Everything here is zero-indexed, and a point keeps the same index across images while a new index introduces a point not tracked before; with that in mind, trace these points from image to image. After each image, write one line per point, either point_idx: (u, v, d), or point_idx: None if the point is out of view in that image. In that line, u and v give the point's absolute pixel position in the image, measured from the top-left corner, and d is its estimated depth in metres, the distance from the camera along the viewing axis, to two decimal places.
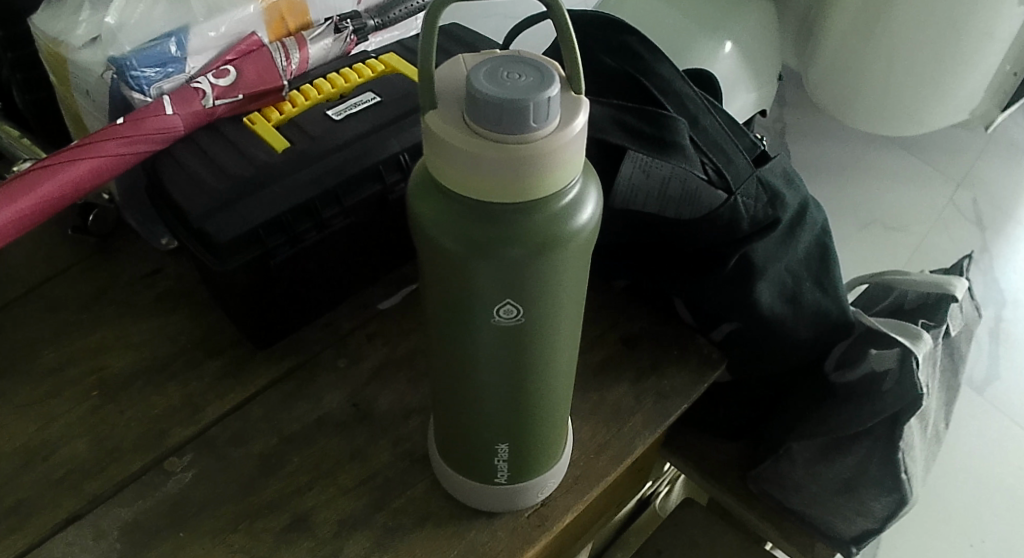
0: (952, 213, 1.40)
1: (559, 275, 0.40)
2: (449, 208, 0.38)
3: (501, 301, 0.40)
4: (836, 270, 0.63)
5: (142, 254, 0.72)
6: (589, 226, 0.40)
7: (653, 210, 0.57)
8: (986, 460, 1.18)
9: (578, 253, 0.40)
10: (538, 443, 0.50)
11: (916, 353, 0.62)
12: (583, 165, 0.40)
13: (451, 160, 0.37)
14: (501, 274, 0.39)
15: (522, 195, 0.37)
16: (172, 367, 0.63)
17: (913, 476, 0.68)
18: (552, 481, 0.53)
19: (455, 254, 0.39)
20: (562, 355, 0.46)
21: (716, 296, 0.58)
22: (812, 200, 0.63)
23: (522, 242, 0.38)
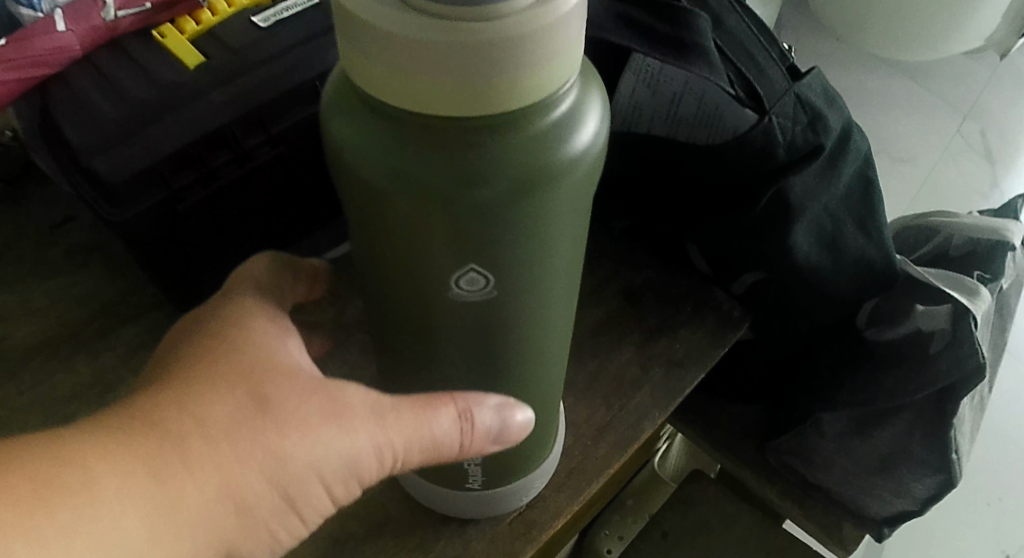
0: (959, 145, 1.29)
1: (548, 225, 0.29)
2: (378, 133, 0.26)
3: (464, 265, 0.29)
4: (883, 210, 0.51)
5: (51, 199, 0.59)
6: (591, 153, 0.28)
7: (661, 133, 0.47)
8: (1004, 411, 1.08)
9: (576, 193, 0.29)
10: (520, 443, 0.39)
11: (974, 312, 0.52)
12: (579, 61, 0.28)
13: (379, 55, 0.25)
14: (466, 225, 0.27)
15: (487, 110, 0.25)
16: (82, 336, 0.52)
17: (960, 456, 0.58)
18: (543, 481, 0.43)
19: (394, 201, 0.27)
20: (553, 326, 0.35)
21: (743, 241, 0.47)
22: (854, 123, 0.51)
23: (492, 183, 0.26)
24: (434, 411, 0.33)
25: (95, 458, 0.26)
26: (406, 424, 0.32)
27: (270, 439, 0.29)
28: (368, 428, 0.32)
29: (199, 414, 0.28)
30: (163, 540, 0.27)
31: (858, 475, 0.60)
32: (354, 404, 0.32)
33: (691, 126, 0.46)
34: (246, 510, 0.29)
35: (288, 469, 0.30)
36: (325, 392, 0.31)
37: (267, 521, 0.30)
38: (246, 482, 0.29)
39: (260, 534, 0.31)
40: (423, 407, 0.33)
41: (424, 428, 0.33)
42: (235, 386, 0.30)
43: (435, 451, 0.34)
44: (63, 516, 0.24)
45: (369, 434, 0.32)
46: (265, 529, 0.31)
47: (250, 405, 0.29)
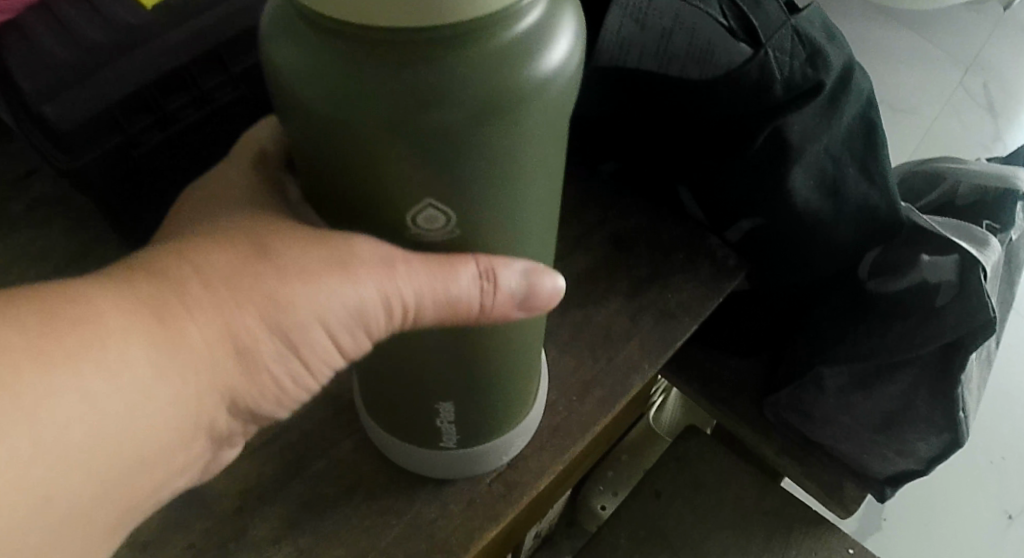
0: (961, 97, 1.24)
1: (516, 155, 0.26)
2: (318, 49, 0.23)
3: (421, 200, 0.26)
4: (886, 155, 0.48)
5: (11, 151, 0.56)
6: (565, 72, 0.25)
7: (652, 69, 0.44)
8: (1007, 370, 1.06)
9: (547, 118, 0.25)
10: (499, 398, 0.36)
11: (984, 264, 0.49)
12: None
13: None
14: (422, 154, 0.24)
15: (444, 21, 0.22)
16: None
17: (967, 414, 0.56)
18: (522, 439, 0.41)
19: (340, 125, 0.24)
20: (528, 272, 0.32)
21: (737, 185, 0.44)
22: (856, 61, 0.48)
23: (450, 105, 0.23)
24: (453, 267, 0.28)
25: (98, 294, 0.24)
26: (423, 275, 0.27)
27: (268, 290, 0.26)
28: (377, 278, 0.27)
29: (198, 262, 0.26)
30: (164, 388, 0.25)
31: (858, 432, 0.58)
32: (363, 253, 0.27)
33: (683, 62, 0.43)
34: (250, 359, 0.27)
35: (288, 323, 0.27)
36: (329, 244, 0.27)
37: (273, 370, 0.28)
38: (247, 330, 0.26)
39: (269, 383, 0.29)
40: (442, 262, 0.28)
41: (441, 288, 0.28)
42: (234, 239, 0.26)
43: (454, 316, 0.29)
44: (72, 343, 0.23)
45: (377, 288, 0.27)
46: (274, 379, 0.29)
47: (248, 254, 0.26)
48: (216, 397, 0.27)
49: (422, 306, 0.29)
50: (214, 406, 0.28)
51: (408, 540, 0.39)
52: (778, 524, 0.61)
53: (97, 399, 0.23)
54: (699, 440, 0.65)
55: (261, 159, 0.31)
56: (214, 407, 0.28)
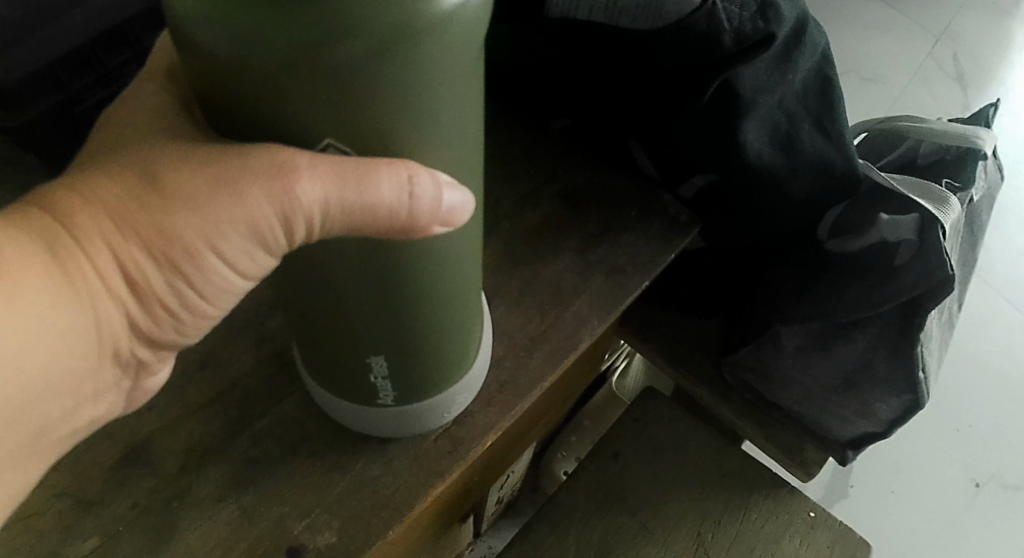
0: (931, 69, 1.23)
1: (427, 90, 0.24)
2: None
3: (322, 142, 0.24)
4: (841, 110, 0.48)
5: None
6: (472, 3, 0.22)
7: (602, 23, 0.42)
8: (976, 338, 1.07)
9: (461, 47, 0.23)
10: (440, 347, 0.35)
11: (943, 221, 0.49)
12: None
13: None
14: (317, 94, 0.22)
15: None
16: None
17: (929, 375, 0.56)
18: (466, 396, 0.40)
19: (228, 64, 0.22)
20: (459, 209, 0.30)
21: (689, 137, 0.44)
22: (811, 16, 0.48)
23: (349, 35, 0.20)
24: (365, 175, 0.24)
25: None
26: (328, 183, 0.24)
27: (158, 217, 0.24)
28: (272, 190, 0.23)
29: (84, 189, 0.24)
30: (63, 317, 0.24)
31: (819, 394, 0.58)
32: (254, 162, 0.23)
33: (634, 16, 0.41)
34: (156, 292, 0.26)
35: (185, 251, 0.24)
36: (218, 160, 0.24)
37: (182, 305, 0.27)
38: (145, 265, 0.25)
39: (183, 316, 0.27)
40: (349, 169, 0.24)
41: (354, 198, 0.24)
42: (123, 163, 0.24)
43: (371, 232, 0.26)
44: None
45: (276, 205, 0.24)
46: (186, 313, 0.27)
47: (136, 178, 0.24)
48: (120, 328, 0.26)
49: (335, 221, 0.25)
50: (116, 336, 0.26)
51: (353, 494, 0.39)
52: (735, 484, 0.62)
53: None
54: (657, 400, 0.66)
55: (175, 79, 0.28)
56: (118, 338, 0.27)
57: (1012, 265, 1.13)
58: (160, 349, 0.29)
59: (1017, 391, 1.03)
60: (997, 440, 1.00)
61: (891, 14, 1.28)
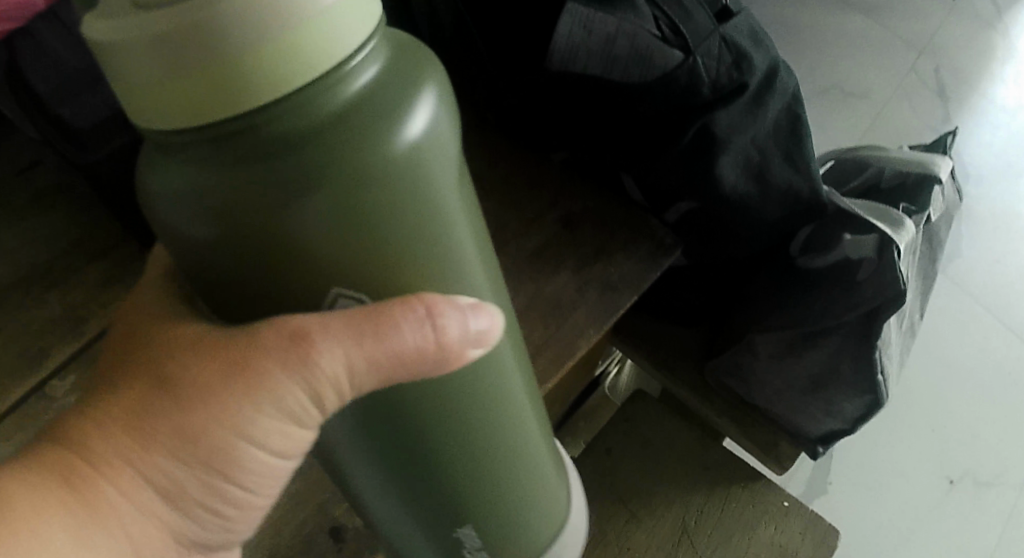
0: (912, 82, 1.29)
1: (403, 233, 0.28)
2: (180, 165, 0.26)
3: (329, 293, 0.28)
4: (810, 141, 0.54)
5: (19, 144, 0.61)
6: (421, 140, 0.27)
7: (597, 73, 0.48)
8: (950, 342, 1.13)
9: (428, 168, 0.27)
10: (517, 492, 0.39)
11: (897, 241, 0.54)
12: (370, 44, 0.26)
13: (127, 79, 0.24)
14: (305, 245, 0.27)
15: (271, 93, 0.24)
16: (51, 275, 0.55)
17: (889, 377, 0.63)
18: (546, 535, 0.43)
19: (221, 243, 0.27)
20: (494, 376, 0.34)
21: (672, 171, 0.51)
22: (781, 62, 0.54)
23: (305, 187, 0.25)
24: (383, 326, 0.28)
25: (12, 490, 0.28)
26: (343, 337, 0.28)
27: (172, 422, 0.28)
28: (286, 362, 0.28)
29: (88, 425, 0.29)
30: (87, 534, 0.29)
31: (791, 395, 0.65)
32: (265, 341, 0.27)
33: (624, 65, 0.47)
34: (200, 484, 0.31)
35: (213, 445, 0.29)
36: (233, 345, 0.28)
37: (222, 493, 0.32)
38: (167, 467, 0.29)
39: (221, 503, 0.32)
40: (360, 327, 0.28)
41: (371, 346, 0.28)
42: (131, 378, 0.29)
43: (401, 378, 0.30)
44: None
45: (298, 374, 0.28)
46: (228, 501, 0.33)
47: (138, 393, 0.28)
48: (168, 522, 0.32)
49: (365, 374, 0.29)
50: (170, 527, 0.32)
51: None
52: (718, 478, 0.68)
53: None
54: (646, 402, 0.73)
55: (166, 277, 0.33)
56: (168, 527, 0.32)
57: (984, 266, 1.19)
58: (213, 532, 0.35)
59: (988, 393, 1.10)
60: (969, 438, 1.07)
61: (876, 27, 1.33)
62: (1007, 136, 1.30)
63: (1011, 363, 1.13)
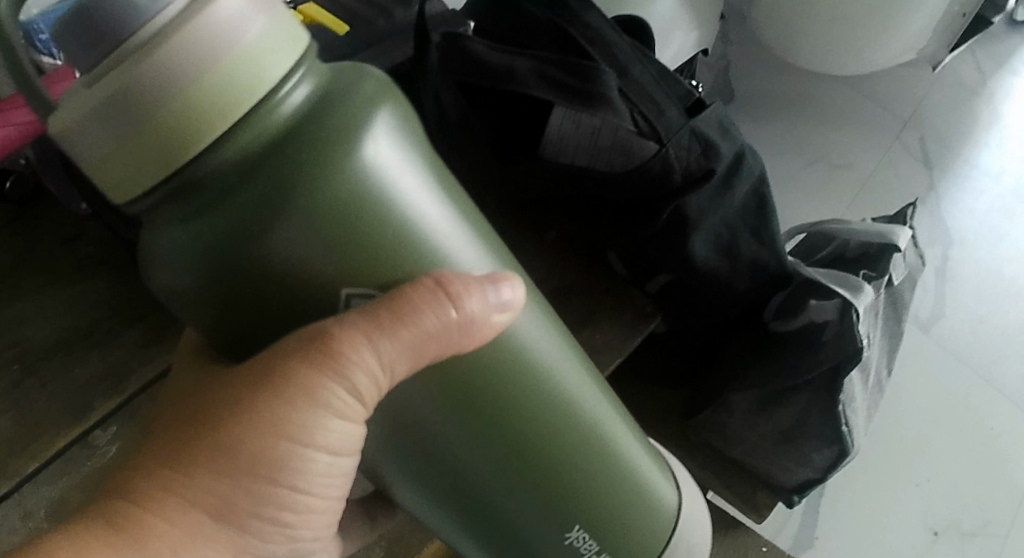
0: (898, 153, 1.24)
1: (373, 229, 0.34)
2: (174, 211, 0.32)
3: (338, 294, 0.34)
4: (775, 219, 0.61)
5: (61, 215, 0.66)
6: (356, 143, 0.32)
7: (583, 163, 0.55)
8: (937, 402, 1.09)
9: (379, 154, 0.33)
10: (595, 484, 0.43)
11: (857, 305, 0.61)
12: (292, 78, 0.32)
13: (93, 161, 0.31)
14: (295, 254, 0.32)
15: (215, 132, 0.30)
16: (93, 336, 0.61)
17: (854, 430, 0.68)
18: (659, 516, 0.46)
19: (213, 280, 0.33)
20: (516, 379, 0.39)
21: (652, 247, 0.58)
22: (748, 147, 0.61)
23: (273, 208, 0.31)
24: (399, 307, 0.34)
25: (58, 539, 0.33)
26: (366, 324, 0.34)
27: (205, 442, 0.34)
28: (324, 351, 0.33)
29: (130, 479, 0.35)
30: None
31: (765, 447, 0.70)
32: (295, 340, 0.34)
33: (608, 156, 0.55)
34: (261, 500, 0.36)
35: (263, 450, 0.35)
36: (273, 353, 0.34)
37: (285, 508, 0.37)
38: (211, 485, 0.34)
39: (274, 521, 0.37)
40: (378, 313, 0.34)
41: (396, 326, 0.34)
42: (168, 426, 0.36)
43: (431, 356, 0.35)
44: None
45: (345, 362, 0.34)
46: (283, 523, 0.37)
47: (187, 433, 0.35)
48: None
49: (399, 356, 0.35)
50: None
51: None
52: None
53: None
54: None
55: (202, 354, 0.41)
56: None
57: (967, 331, 1.14)
58: None
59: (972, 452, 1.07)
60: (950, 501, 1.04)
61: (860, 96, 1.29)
62: (992, 201, 1.24)
63: (995, 422, 1.09)
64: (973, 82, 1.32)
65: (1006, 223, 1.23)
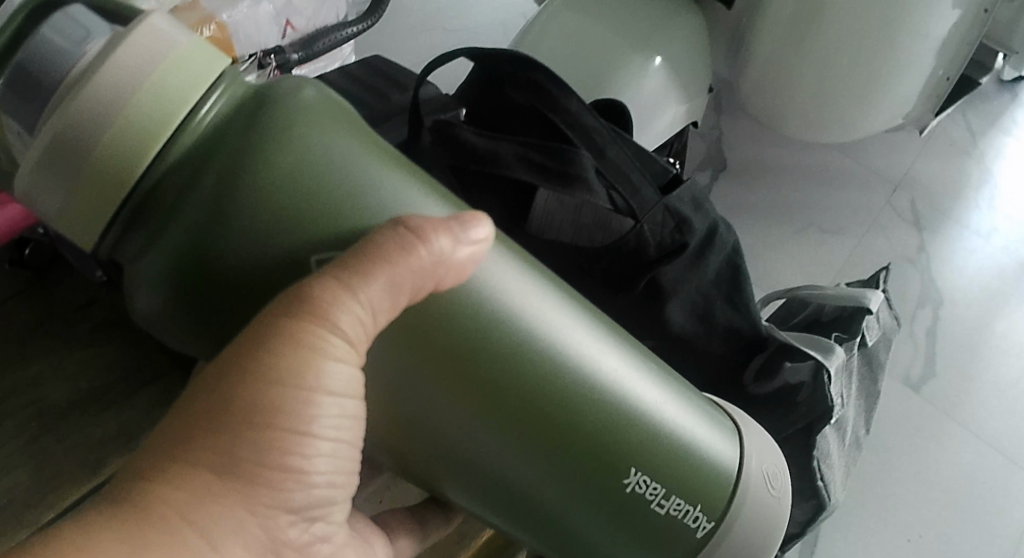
0: (889, 217, 1.27)
1: (316, 197, 0.43)
2: (142, 231, 0.43)
3: (302, 256, 0.44)
4: (750, 287, 0.67)
5: (76, 283, 0.70)
6: (276, 131, 0.43)
7: (569, 239, 0.63)
8: (929, 455, 1.09)
9: (301, 135, 0.43)
10: (598, 421, 0.53)
11: (829, 367, 0.65)
12: (207, 97, 0.43)
13: (58, 207, 0.42)
14: (254, 228, 0.43)
15: (150, 149, 0.41)
16: (107, 397, 0.65)
17: (831, 485, 0.71)
18: (677, 443, 0.57)
19: (188, 275, 0.43)
20: (491, 344, 0.48)
21: (631, 314, 0.64)
22: (722, 220, 0.66)
23: (224, 197, 0.42)
24: (373, 253, 0.43)
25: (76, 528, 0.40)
26: (346, 274, 0.43)
27: (203, 420, 0.43)
28: (319, 298, 0.43)
29: (152, 469, 0.42)
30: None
31: None
32: (287, 298, 0.43)
33: (590, 231, 0.63)
34: (266, 448, 0.42)
35: (283, 398, 0.43)
36: (274, 314, 0.42)
37: (294, 453, 0.43)
38: (205, 450, 0.42)
39: (286, 469, 0.43)
40: (354, 264, 0.43)
41: (374, 271, 0.43)
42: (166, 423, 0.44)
43: (401, 292, 0.44)
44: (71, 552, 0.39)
45: (338, 308, 0.43)
46: (293, 469, 0.44)
47: (195, 418, 0.43)
48: (236, 523, 0.43)
49: (381, 295, 0.44)
50: (240, 518, 0.43)
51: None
52: None
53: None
54: None
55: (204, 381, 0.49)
56: (248, 520, 0.43)
57: (959, 387, 1.14)
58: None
59: (965, 503, 1.07)
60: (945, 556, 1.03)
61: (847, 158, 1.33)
62: (985, 258, 1.25)
63: (986, 475, 1.08)
64: (964, 142, 1.36)
65: (999, 281, 1.23)
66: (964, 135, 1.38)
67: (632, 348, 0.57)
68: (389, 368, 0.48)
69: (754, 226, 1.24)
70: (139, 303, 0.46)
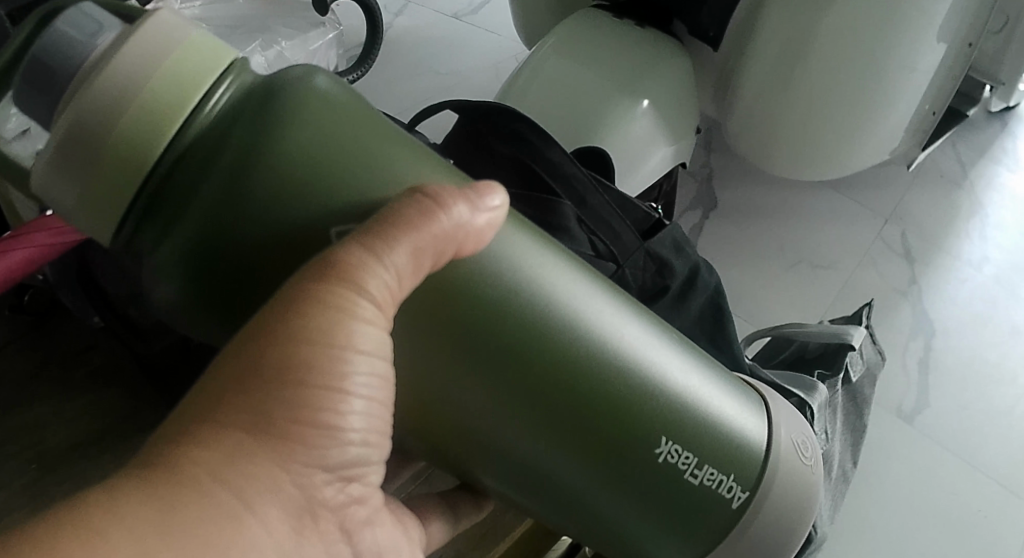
0: (879, 250, 1.29)
1: (333, 170, 0.46)
2: (160, 219, 0.45)
3: (319, 227, 0.46)
4: (732, 327, 0.71)
5: (75, 330, 0.72)
6: (289, 111, 0.45)
7: None
8: (924, 485, 1.09)
9: (312, 114, 0.46)
10: (620, 390, 0.54)
11: (811, 403, 0.69)
12: (218, 83, 0.45)
13: (77, 195, 0.44)
14: (273, 201, 0.45)
15: (167, 133, 0.43)
16: (105, 440, 0.66)
17: (819, 518, 0.72)
18: (703, 417, 0.57)
19: (210, 256, 0.45)
20: (511, 315, 0.50)
21: None
22: (704, 264, 0.73)
23: (242, 175, 0.44)
24: (399, 217, 0.45)
25: (101, 492, 0.40)
26: (373, 237, 0.45)
27: (234, 384, 0.43)
28: (349, 260, 0.44)
29: (182, 433, 0.43)
30: (172, 521, 0.39)
31: None
32: (316, 262, 0.44)
33: None
34: (298, 405, 0.43)
35: (314, 353, 0.43)
36: (304, 278, 0.44)
37: (329, 408, 0.43)
38: (233, 417, 0.43)
39: (319, 425, 0.43)
40: (379, 228, 0.45)
41: (400, 232, 0.45)
42: (195, 397, 0.44)
43: (424, 254, 0.46)
44: (98, 510, 0.39)
45: (366, 269, 0.44)
46: (328, 425, 0.44)
47: (225, 381, 0.43)
48: (269, 480, 0.43)
49: (405, 257, 0.45)
50: (274, 476, 0.43)
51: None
52: None
53: (125, 515, 0.39)
54: None
55: None
56: (282, 478, 0.43)
57: (953, 417, 1.15)
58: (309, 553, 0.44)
59: (960, 533, 1.06)
60: None
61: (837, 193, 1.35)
62: (976, 289, 1.26)
63: (982, 503, 1.08)
64: (953, 175, 1.39)
65: (991, 311, 1.24)
66: (954, 167, 1.40)
67: (653, 321, 0.58)
68: (408, 352, 0.50)
69: (745, 261, 1.26)
70: (157, 293, 0.48)
